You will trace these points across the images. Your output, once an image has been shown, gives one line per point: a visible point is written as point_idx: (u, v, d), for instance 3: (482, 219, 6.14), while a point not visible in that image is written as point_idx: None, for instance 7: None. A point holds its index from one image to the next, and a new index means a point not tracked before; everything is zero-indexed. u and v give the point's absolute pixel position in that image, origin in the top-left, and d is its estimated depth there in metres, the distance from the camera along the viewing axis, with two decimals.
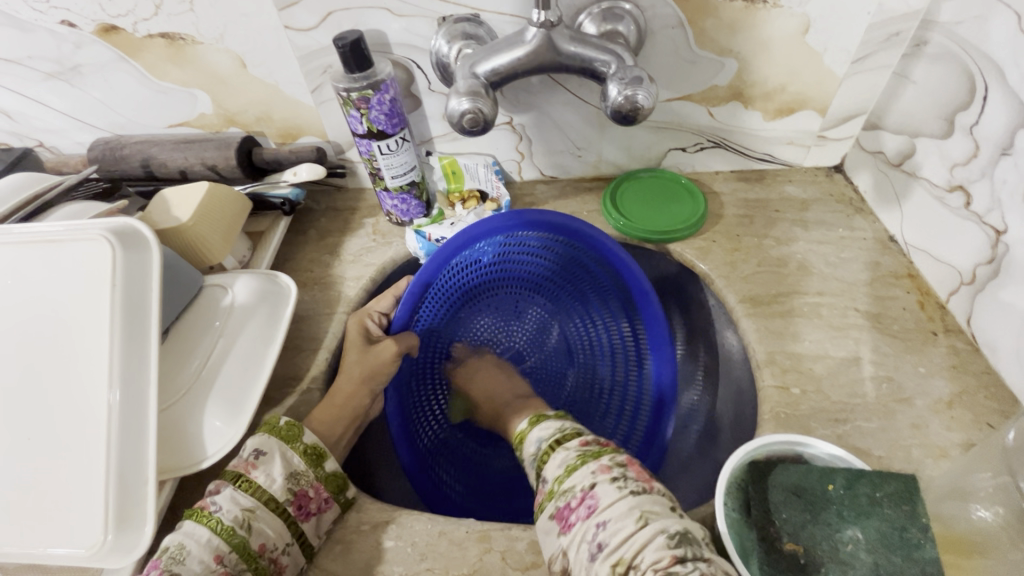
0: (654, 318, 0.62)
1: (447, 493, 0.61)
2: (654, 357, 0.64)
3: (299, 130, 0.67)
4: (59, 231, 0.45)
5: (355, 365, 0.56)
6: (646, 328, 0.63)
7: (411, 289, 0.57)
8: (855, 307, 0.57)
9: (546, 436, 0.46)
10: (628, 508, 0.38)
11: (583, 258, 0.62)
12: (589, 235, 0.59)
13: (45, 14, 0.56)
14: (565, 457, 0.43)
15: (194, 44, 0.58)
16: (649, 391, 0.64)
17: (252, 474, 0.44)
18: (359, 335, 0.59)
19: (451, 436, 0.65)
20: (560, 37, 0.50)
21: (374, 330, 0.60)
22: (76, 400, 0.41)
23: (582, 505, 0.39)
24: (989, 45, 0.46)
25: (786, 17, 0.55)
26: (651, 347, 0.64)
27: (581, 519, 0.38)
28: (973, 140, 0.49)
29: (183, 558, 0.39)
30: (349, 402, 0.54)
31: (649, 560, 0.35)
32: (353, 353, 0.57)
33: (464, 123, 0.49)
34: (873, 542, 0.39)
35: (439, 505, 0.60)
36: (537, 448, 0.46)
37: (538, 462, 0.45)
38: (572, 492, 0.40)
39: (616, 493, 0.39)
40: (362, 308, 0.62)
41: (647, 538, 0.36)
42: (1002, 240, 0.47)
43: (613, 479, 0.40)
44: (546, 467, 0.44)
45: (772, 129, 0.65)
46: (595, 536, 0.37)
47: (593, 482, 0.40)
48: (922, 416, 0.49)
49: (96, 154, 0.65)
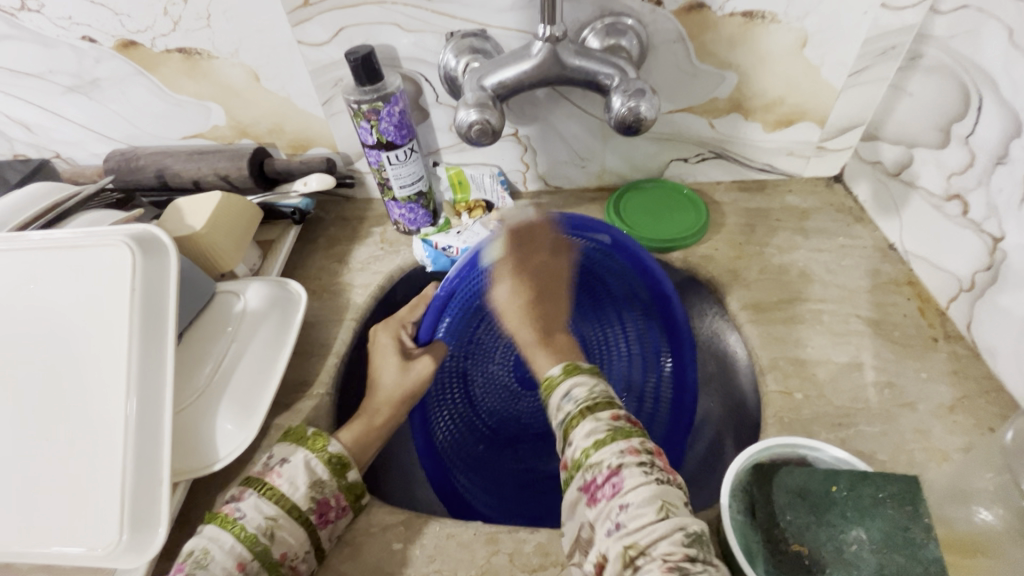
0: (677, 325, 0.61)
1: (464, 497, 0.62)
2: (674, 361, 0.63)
3: (310, 141, 0.68)
4: (79, 237, 0.46)
5: (391, 383, 0.57)
6: (666, 335, 0.63)
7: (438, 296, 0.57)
8: (857, 313, 0.58)
9: (580, 397, 0.42)
10: (650, 495, 0.36)
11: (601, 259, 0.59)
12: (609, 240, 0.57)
13: (67, 30, 0.58)
14: (593, 428, 0.40)
15: (210, 59, 0.60)
16: (667, 383, 0.65)
17: (276, 481, 0.44)
18: (393, 348, 0.59)
19: (467, 443, 0.64)
20: (565, 52, 0.52)
21: (408, 343, 0.61)
22: (94, 402, 0.42)
23: (607, 483, 0.37)
24: (982, 59, 0.48)
25: (784, 32, 0.56)
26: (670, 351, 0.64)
27: (606, 498, 0.37)
28: (968, 150, 0.50)
29: (207, 563, 0.39)
30: (385, 426, 0.54)
31: (661, 550, 0.34)
32: (389, 367, 0.58)
33: (472, 134, 0.51)
34: (877, 543, 0.39)
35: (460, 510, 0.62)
36: (568, 410, 0.42)
37: (566, 425, 0.42)
38: (599, 467, 0.38)
39: (641, 477, 0.37)
40: (390, 319, 0.62)
41: (662, 531, 0.35)
42: (1000, 247, 0.49)
43: (640, 463, 0.37)
44: (573, 432, 0.41)
45: (772, 141, 0.66)
46: (614, 517, 0.36)
47: (621, 461, 0.38)
48: (924, 420, 0.49)
49: (112, 165, 0.67)
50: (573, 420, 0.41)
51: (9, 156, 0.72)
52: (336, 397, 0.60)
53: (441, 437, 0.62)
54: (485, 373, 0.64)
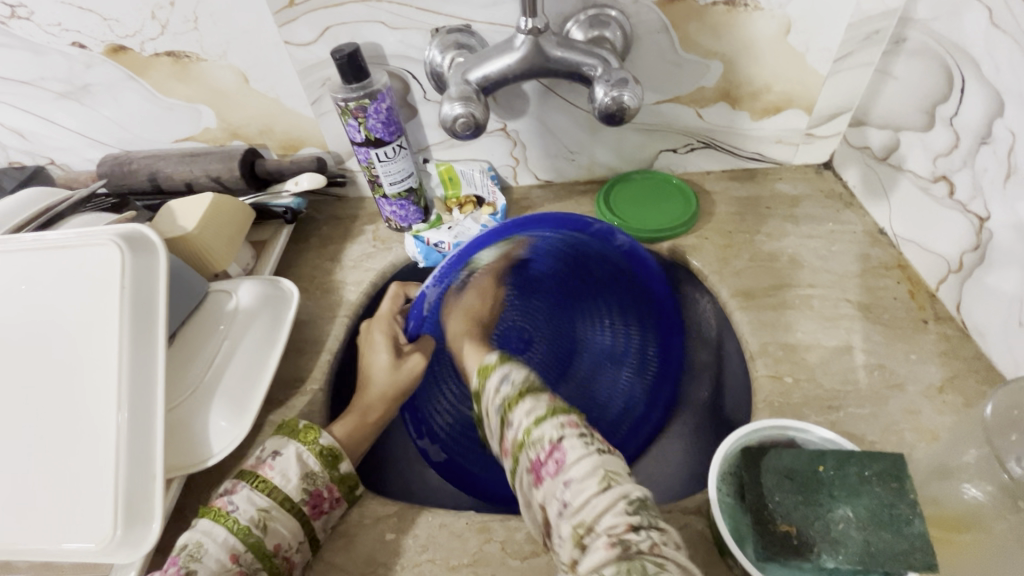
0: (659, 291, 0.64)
1: (470, 475, 0.65)
2: (656, 323, 0.67)
3: (301, 141, 0.69)
4: (70, 238, 0.47)
5: (383, 378, 0.57)
6: (650, 312, 0.67)
7: (427, 285, 0.58)
8: (847, 298, 0.58)
9: (519, 379, 0.42)
10: (592, 467, 0.36)
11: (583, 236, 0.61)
12: (600, 229, 0.60)
13: (57, 37, 0.59)
14: (533, 407, 0.40)
15: (198, 62, 0.61)
16: (653, 345, 0.68)
17: (268, 474, 0.45)
18: (386, 342, 0.59)
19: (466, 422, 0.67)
20: (547, 44, 0.52)
21: (400, 337, 0.60)
22: (86, 400, 0.43)
23: (550, 459, 0.37)
24: (963, 39, 0.48)
25: (767, 20, 0.57)
26: (655, 319, 0.67)
27: (550, 476, 0.37)
28: (953, 131, 0.51)
29: (200, 555, 0.40)
30: (379, 423, 0.55)
31: (606, 524, 0.34)
32: (380, 362, 0.57)
33: (457, 128, 0.51)
34: (864, 520, 0.39)
35: (463, 485, 0.64)
36: (505, 392, 0.41)
37: (503, 408, 0.41)
38: (540, 443, 0.38)
39: (584, 450, 0.37)
40: (380, 313, 0.61)
41: (605, 503, 0.35)
42: (986, 226, 0.49)
43: (581, 434, 0.38)
44: (513, 412, 0.40)
45: (760, 129, 0.66)
46: (560, 495, 0.36)
47: (561, 435, 0.38)
48: (914, 401, 0.50)
49: (105, 170, 0.67)
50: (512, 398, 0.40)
51: (5, 163, 0.73)
52: (330, 394, 0.60)
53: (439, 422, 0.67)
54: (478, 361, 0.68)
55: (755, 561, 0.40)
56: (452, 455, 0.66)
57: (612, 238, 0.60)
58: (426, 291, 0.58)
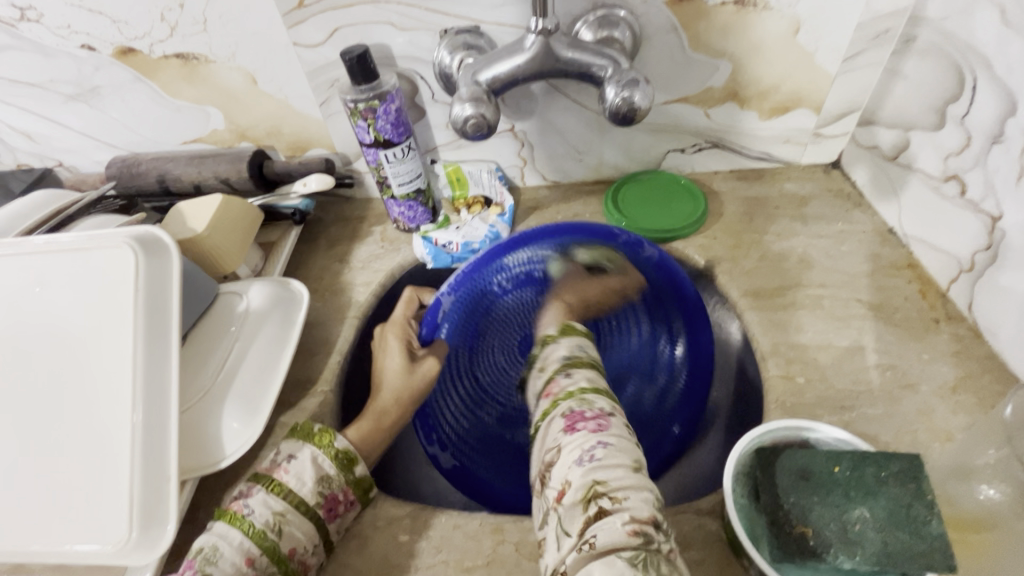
0: (690, 301, 0.62)
1: (478, 479, 0.63)
2: (687, 337, 0.65)
3: (308, 143, 0.69)
4: (83, 240, 0.46)
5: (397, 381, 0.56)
6: (681, 326, 0.65)
7: (443, 291, 0.59)
8: (857, 298, 0.58)
9: (570, 354, 0.48)
10: (630, 449, 0.40)
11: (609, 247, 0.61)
12: (626, 239, 0.60)
13: (66, 39, 0.59)
14: (593, 377, 0.45)
15: (207, 63, 0.61)
16: (681, 360, 0.65)
17: (283, 477, 0.45)
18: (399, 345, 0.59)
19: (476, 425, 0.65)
20: (557, 44, 0.52)
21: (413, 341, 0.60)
22: (100, 402, 0.43)
23: (593, 420, 0.41)
24: (975, 39, 0.48)
25: (776, 19, 0.57)
26: (685, 335, 0.65)
27: (587, 431, 0.40)
28: (964, 130, 0.50)
29: (216, 559, 0.40)
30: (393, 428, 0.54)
31: (633, 503, 0.36)
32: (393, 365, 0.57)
33: (468, 128, 0.51)
34: (882, 521, 0.39)
35: (475, 494, 0.62)
36: (573, 354, 0.48)
37: (570, 361, 0.47)
38: (592, 406, 0.42)
39: (623, 431, 0.41)
40: (394, 317, 0.62)
41: (633, 483, 0.38)
42: (998, 226, 0.49)
43: (626, 424, 0.42)
44: (577, 370, 0.46)
45: (769, 128, 0.66)
46: (591, 449, 0.39)
47: (611, 411, 0.42)
48: (926, 401, 0.50)
49: (113, 172, 0.67)
50: (582, 363, 0.47)
51: (13, 166, 0.73)
52: (340, 395, 0.60)
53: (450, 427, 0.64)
54: (492, 362, 0.67)
55: (769, 562, 0.40)
56: (462, 456, 0.64)
57: (640, 249, 0.60)
58: (442, 297, 0.59)
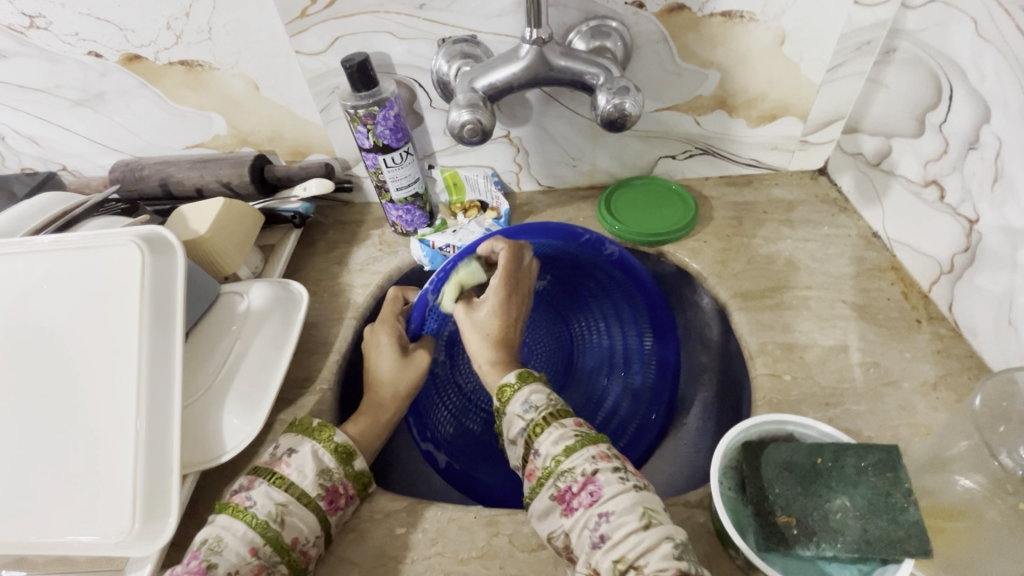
0: (656, 301, 0.65)
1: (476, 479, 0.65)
2: (654, 331, 0.68)
3: (309, 148, 0.71)
4: (90, 239, 0.48)
5: (391, 377, 0.57)
6: (649, 324, 0.68)
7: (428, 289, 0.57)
8: (843, 299, 0.59)
9: (539, 405, 0.45)
10: (631, 503, 0.39)
11: (575, 247, 0.61)
12: (590, 238, 0.60)
13: (74, 46, 0.61)
14: (561, 435, 0.43)
15: (211, 70, 0.63)
16: (651, 356, 0.68)
17: (285, 470, 0.46)
18: (389, 342, 0.58)
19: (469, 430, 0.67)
20: (551, 53, 0.54)
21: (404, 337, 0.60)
22: (105, 397, 0.44)
23: (583, 491, 0.40)
24: (950, 50, 0.50)
25: (762, 30, 0.59)
26: (651, 328, 0.68)
27: (583, 507, 0.39)
28: (942, 137, 0.52)
29: (221, 549, 0.41)
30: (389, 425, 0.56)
31: (654, 566, 0.36)
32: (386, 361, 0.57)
33: (464, 134, 0.53)
34: (861, 509, 0.41)
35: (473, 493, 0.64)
36: (529, 417, 0.45)
37: (528, 432, 0.44)
38: (573, 474, 0.41)
39: (620, 486, 0.40)
40: (383, 315, 0.61)
41: (651, 541, 0.37)
42: (975, 229, 0.51)
43: (614, 468, 0.41)
44: (540, 439, 0.43)
45: (757, 136, 0.68)
46: (596, 528, 0.38)
47: (595, 468, 0.40)
48: (908, 398, 0.51)
49: (117, 175, 0.69)
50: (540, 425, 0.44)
51: (17, 169, 0.75)
52: (338, 393, 0.61)
53: (442, 430, 0.65)
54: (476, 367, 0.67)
55: (755, 550, 0.41)
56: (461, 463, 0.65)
57: (602, 247, 0.61)
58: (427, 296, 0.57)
